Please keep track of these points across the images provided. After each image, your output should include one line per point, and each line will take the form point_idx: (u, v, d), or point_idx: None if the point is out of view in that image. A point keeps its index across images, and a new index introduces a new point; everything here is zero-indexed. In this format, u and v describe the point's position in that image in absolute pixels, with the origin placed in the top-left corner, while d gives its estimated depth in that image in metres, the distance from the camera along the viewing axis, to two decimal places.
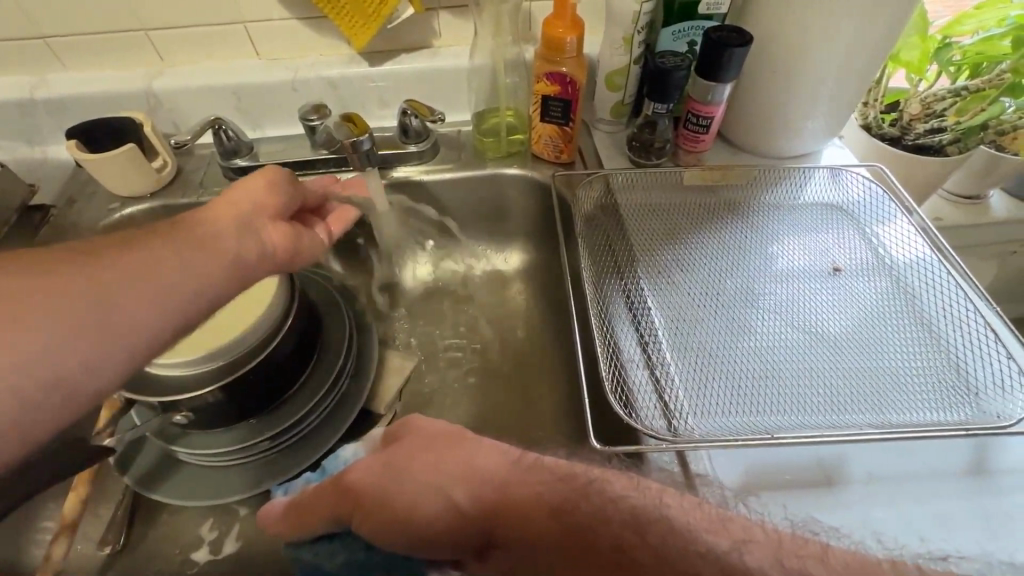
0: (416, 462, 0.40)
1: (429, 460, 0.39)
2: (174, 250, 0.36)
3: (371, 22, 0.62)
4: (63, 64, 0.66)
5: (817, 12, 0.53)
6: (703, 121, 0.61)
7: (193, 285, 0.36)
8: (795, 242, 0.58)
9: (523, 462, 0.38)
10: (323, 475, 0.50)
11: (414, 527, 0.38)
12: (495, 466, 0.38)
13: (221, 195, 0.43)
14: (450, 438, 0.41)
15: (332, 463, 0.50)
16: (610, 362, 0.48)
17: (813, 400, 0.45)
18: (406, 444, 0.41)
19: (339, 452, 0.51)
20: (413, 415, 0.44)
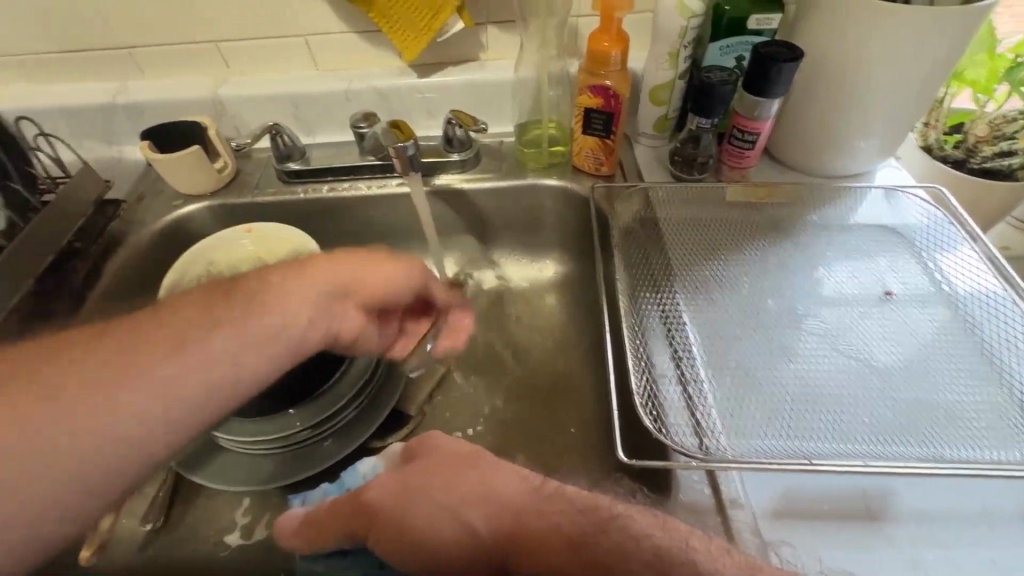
0: (433, 482, 0.40)
1: (448, 480, 0.40)
2: (244, 333, 0.37)
3: (422, 36, 0.64)
4: (142, 71, 0.72)
5: (875, 27, 0.51)
6: (748, 138, 0.60)
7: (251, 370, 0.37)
8: (841, 264, 0.56)
9: (543, 490, 0.38)
10: (341, 488, 0.50)
11: (429, 552, 0.38)
12: (517, 491, 0.38)
13: (313, 266, 0.42)
14: (466, 459, 0.41)
15: (351, 476, 0.51)
16: (642, 377, 0.47)
17: (857, 429, 0.43)
18: (423, 464, 0.42)
19: (358, 466, 0.51)
20: (431, 433, 0.45)
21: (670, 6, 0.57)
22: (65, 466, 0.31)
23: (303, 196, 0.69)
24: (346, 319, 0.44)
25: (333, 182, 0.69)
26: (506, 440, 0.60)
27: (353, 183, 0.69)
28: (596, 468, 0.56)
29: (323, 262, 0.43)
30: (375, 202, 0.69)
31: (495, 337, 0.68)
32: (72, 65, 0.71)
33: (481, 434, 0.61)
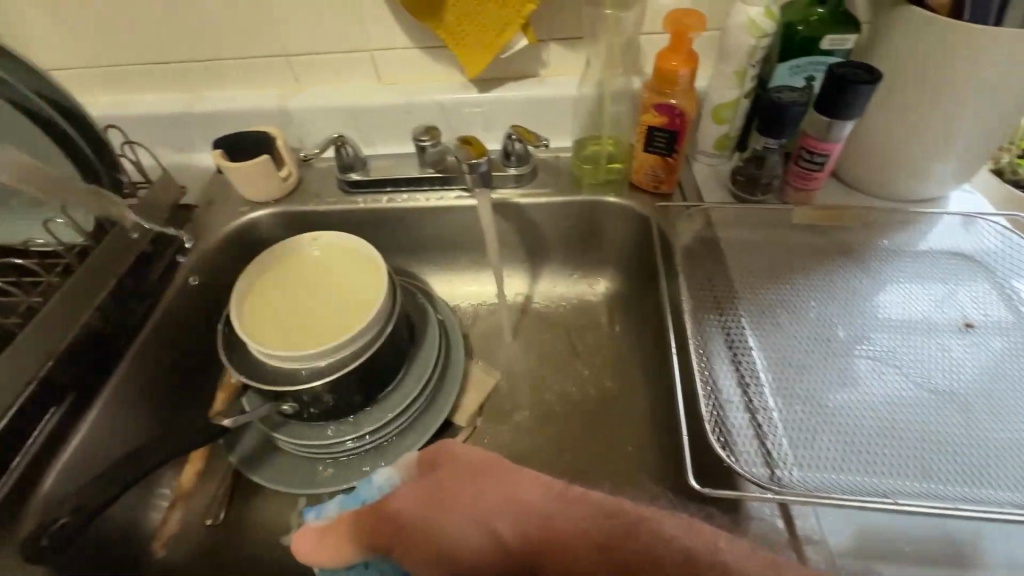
0: (457, 491, 0.40)
1: (471, 488, 0.40)
2: None
3: (486, 52, 0.65)
4: (216, 83, 0.75)
5: (961, 46, 0.49)
6: (817, 159, 0.58)
7: None
8: (916, 292, 0.54)
9: (564, 494, 0.38)
10: (358, 500, 0.50)
11: (465, 568, 0.38)
12: (540, 496, 0.38)
13: None
14: (488, 467, 0.41)
15: (366, 488, 0.51)
16: (708, 402, 0.46)
17: (940, 468, 0.41)
18: (445, 473, 0.42)
19: (372, 478, 0.51)
20: (447, 441, 0.46)
21: (739, 26, 0.56)
22: None
23: (362, 206, 0.70)
24: None
25: (391, 193, 0.71)
26: (556, 457, 0.60)
27: (411, 194, 0.70)
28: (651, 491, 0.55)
29: None
30: (431, 214, 0.70)
31: (545, 352, 0.68)
32: (152, 75, 0.74)
33: (532, 450, 0.61)
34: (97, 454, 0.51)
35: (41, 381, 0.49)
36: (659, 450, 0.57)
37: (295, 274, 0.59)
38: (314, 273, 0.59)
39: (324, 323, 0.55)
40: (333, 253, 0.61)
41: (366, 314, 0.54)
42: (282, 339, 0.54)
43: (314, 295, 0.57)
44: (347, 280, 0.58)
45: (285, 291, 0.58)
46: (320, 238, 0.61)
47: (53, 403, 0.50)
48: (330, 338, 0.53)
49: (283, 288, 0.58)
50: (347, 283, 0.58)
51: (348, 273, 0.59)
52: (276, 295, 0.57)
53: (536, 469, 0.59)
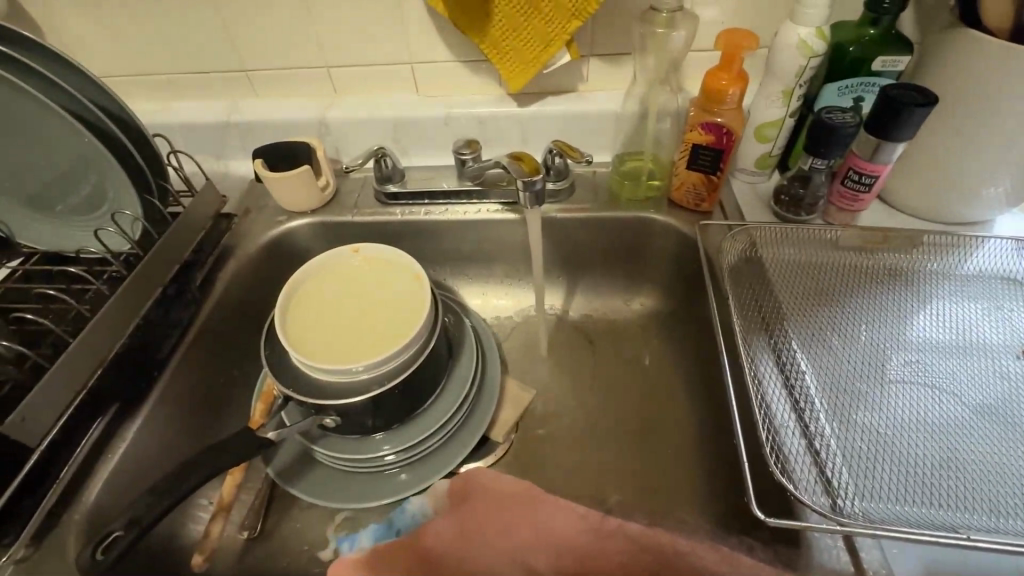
0: (490, 525, 0.44)
1: (504, 522, 0.44)
2: None
3: (529, 67, 0.65)
4: (257, 92, 0.76)
5: (1017, 71, 0.49)
6: (865, 180, 0.58)
7: None
8: (971, 316, 0.53)
9: (599, 529, 0.41)
10: (392, 531, 0.51)
11: None
12: (575, 531, 0.42)
13: None
14: (519, 500, 0.45)
15: (399, 518, 0.52)
16: (763, 425, 0.45)
17: (1009, 501, 0.39)
18: (476, 506, 0.46)
19: (404, 505, 0.52)
20: (475, 472, 0.48)
21: (789, 46, 0.56)
22: None
23: (400, 217, 0.70)
24: None
25: (429, 206, 0.71)
26: (595, 476, 0.59)
27: (449, 207, 0.70)
28: (693, 513, 0.54)
29: None
30: (468, 226, 0.70)
31: (580, 368, 0.68)
32: (195, 83, 0.75)
33: (569, 467, 0.60)
34: (141, 464, 0.51)
35: (90, 391, 0.49)
36: (702, 473, 0.56)
37: (337, 284, 0.59)
38: (356, 284, 0.59)
39: (367, 333, 0.54)
40: (374, 266, 0.61)
41: (411, 326, 0.54)
42: (324, 349, 0.53)
43: (357, 305, 0.57)
44: (391, 292, 0.58)
45: (329, 301, 0.58)
46: (363, 250, 0.62)
47: (100, 412, 0.50)
48: (373, 350, 0.53)
49: (326, 298, 0.58)
50: (390, 295, 0.58)
51: (390, 285, 0.58)
52: (319, 304, 0.57)
53: (574, 487, 0.59)
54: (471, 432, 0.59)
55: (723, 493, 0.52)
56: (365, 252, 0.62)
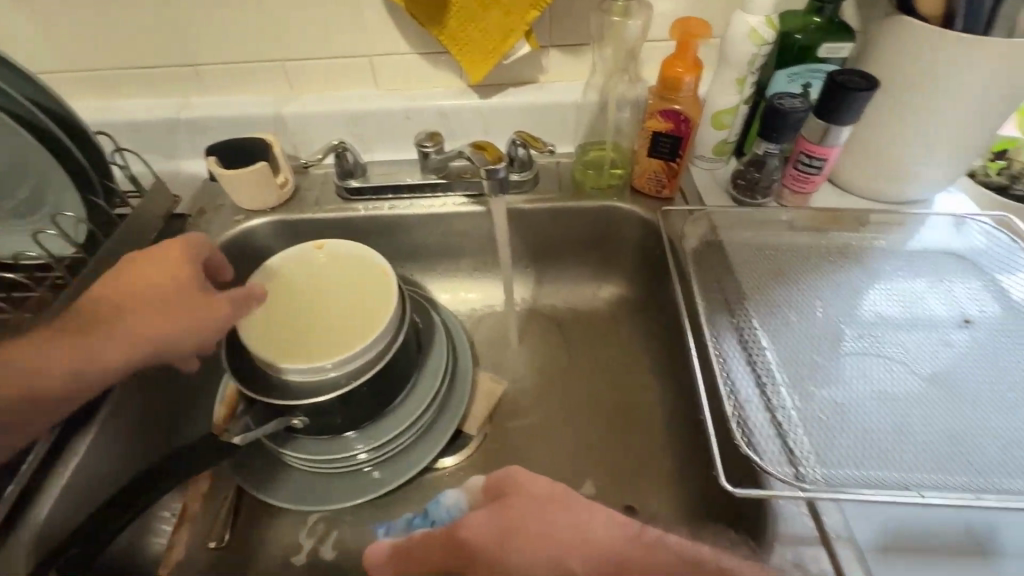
0: (529, 522, 0.39)
1: (541, 521, 0.39)
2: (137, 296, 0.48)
3: (489, 58, 0.65)
4: (207, 88, 0.73)
5: (949, 57, 0.52)
6: (815, 163, 0.60)
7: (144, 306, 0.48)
8: (916, 290, 0.56)
9: (640, 536, 0.36)
10: (428, 522, 0.48)
11: None
12: (615, 538, 0.36)
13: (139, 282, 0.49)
14: (555, 498, 0.40)
15: (436, 509, 0.48)
16: (729, 402, 0.46)
17: (955, 460, 0.42)
18: (514, 502, 0.41)
19: (441, 499, 0.48)
20: (512, 469, 0.44)
21: (741, 34, 0.57)
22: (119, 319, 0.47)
23: (363, 213, 0.69)
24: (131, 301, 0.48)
25: (392, 201, 0.69)
26: (569, 462, 0.60)
27: (414, 201, 0.69)
28: (666, 493, 0.56)
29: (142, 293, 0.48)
30: (434, 220, 0.69)
31: (552, 357, 0.69)
32: (140, 79, 0.72)
33: (544, 455, 0.60)
34: (96, 477, 0.48)
35: None
36: (673, 453, 0.57)
37: (301, 282, 0.58)
38: (321, 281, 0.58)
39: (332, 330, 0.53)
40: (339, 262, 0.59)
41: (378, 323, 0.53)
42: (287, 347, 0.52)
43: (322, 302, 0.56)
44: (357, 289, 0.57)
45: (293, 299, 0.56)
46: (328, 247, 0.60)
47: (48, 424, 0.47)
48: (338, 347, 0.52)
49: (290, 296, 0.56)
50: (356, 292, 0.56)
51: (356, 283, 0.57)
52: (282, 303, 0.56)
53: (549, 474, 0.59)
54: (443, 432, 0.59)
55: (692, 471, 0.54)
56: (329, 248, 0.60)
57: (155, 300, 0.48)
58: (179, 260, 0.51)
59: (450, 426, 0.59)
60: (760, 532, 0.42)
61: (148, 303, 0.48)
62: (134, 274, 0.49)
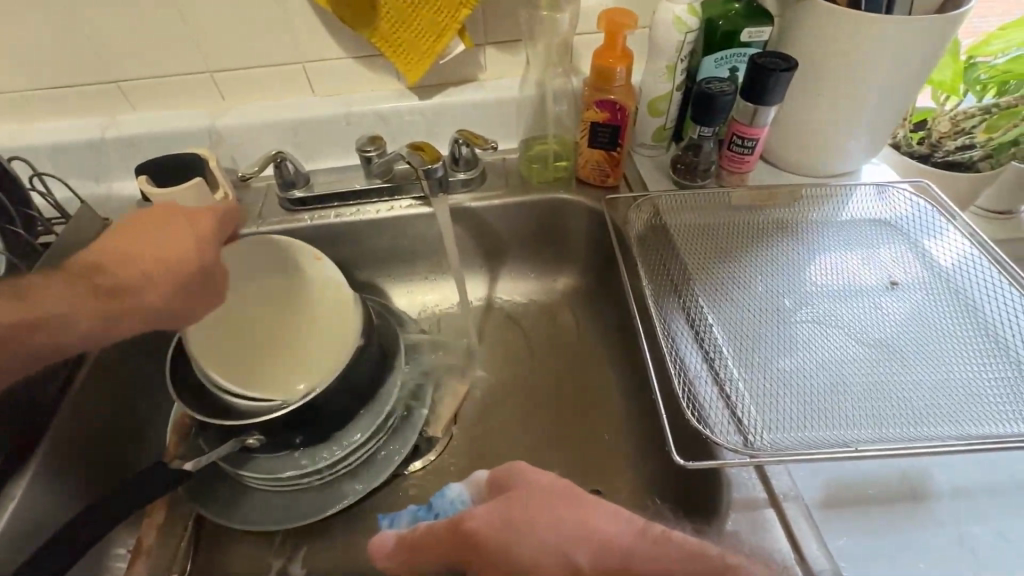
0: (533, 516, 0.35)
1: (546, 512, 0.35)
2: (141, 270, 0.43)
3: (424, 59, 0.64)
4: (133, 105, 0.70)
5: (857, 37, 0.55)
6: (747, 143, 0.63)
7: (140, 280, 0.43)
8: (847, 258, 0.59)
9: (648, 532, 0.33)
10: (431, 515, 0.45)
11: None
12: (618, 530, 0.33)
13: (149, 247, 0.44)
14: (560, 493, 0.36)
15: (440, 502, 0.46)
16: (679, 379, 0.48)
17: (889, 413, 0.44)
18: (517, 495, 0.37)
19: (444, 491, 0.46)
20: (519, 465, 0.41)
21: (667, 23, 0.59)
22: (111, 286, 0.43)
23: (309, 223, 0.67)
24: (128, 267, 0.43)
25: (339, 208, 0.68)
26: (537, 454, 0.60)
27: (361, 207, 0.69)
28: (629, 473, 0.57)
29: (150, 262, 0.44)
30: (383, 225, 0.69)
31: (513, 352, 0.69)
32: (58, 99, 0.68)
33: (510, 450, 0.61)
34: (38, 520, 0.46)
35: None
36: (634, 434, 0.59)
37: (271, 291, 0.58)
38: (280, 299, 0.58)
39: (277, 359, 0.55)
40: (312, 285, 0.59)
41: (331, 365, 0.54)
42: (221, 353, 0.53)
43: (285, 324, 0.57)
44: (322, 324, 0.57)
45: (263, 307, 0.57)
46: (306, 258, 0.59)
47: None
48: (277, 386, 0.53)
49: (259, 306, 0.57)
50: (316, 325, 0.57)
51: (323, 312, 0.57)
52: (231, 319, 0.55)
53: None
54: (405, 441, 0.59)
55: (653, 450, 0.56)
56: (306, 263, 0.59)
57: (154, 279, 0.43)
58: (195, 243, 0.45)
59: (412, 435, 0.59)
60: (714, 501, 0.43)
61: (147, 283, 0.43)
62: (138, 247, 0.44)
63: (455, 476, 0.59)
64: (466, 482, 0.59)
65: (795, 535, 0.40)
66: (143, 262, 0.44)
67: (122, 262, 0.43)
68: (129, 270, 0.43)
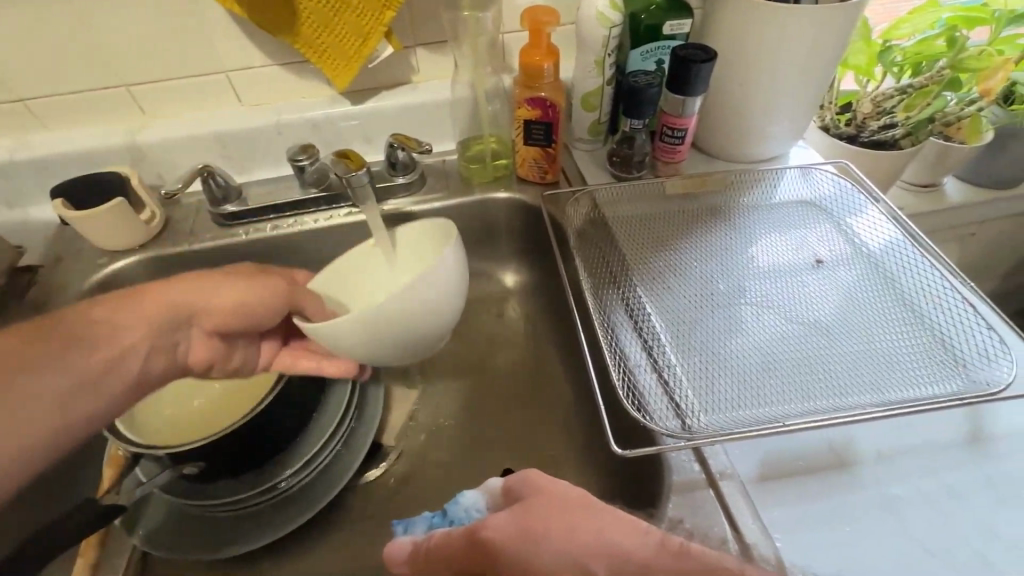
0: (547, 525, 0.33)
1: (559, 522, 0.33)
2: (221, 288, 0.47)
3: (352, 63, 0.63)
4: (43, 123, 0.66)
5: (771, 26, 0.57)
6: (677, 134, 0.64)
7: (243, 295, 0.47)
8: (777, 240, 0.61)
9: (668, 546, 0.31)
10: (446, 522, 0.41)
11: None
12: (640, 546, 0.31)
13: (212, 277, 0.47)
14: (574, 503, 0.34)
15: (453, 508, 0.41)
16: (619, 370, 0.49)
17: (817, 386, 0.46)
18: (532, 504, 0.35)
19: (459, 497, 0.41)
20: (530, 471, 0.38)
21: (590, 19, 0.60)
22: (211, 304, 0.46)
23: (245, 238, 0.65)
24: (218, 297, 0.46)
25: (275, 220, 0.67)
26: (493, 454, 0.60)
27: (297, 218, 0.67)
28: (580, 464, 0.58)
29: (235, 281, 0.47)
30: (322, 235, 0.67)
31: (465, 354, 0.69)
32: None
33: (465, 451, 0.61)
34: None
35: None
36: (585, 426, 0.60)
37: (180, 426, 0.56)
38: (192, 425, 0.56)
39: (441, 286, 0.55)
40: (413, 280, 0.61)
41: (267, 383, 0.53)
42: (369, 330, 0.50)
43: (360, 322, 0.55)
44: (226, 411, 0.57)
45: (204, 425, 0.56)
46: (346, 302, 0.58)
47: None
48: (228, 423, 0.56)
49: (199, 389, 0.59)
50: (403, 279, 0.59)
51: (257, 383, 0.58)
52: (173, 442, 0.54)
53: (473, 469, 0.59)
54: (359, 452, 0.57)
55: (602, 440, 0.57)
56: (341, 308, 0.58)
57: (252, 293, 0.47)
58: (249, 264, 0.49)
59: (363, 446, 0.58)
60: (658, 484, 0.45)
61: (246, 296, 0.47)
62: (199, 285, 0.46)
63: (410, 483, 0.59)
64: (423, 486, 0.59)
65: (732, 511, 0.41)
66: (223, 285, 0.47)
67: (127, 327, 0.42)
68: (213, 291, 0.46)
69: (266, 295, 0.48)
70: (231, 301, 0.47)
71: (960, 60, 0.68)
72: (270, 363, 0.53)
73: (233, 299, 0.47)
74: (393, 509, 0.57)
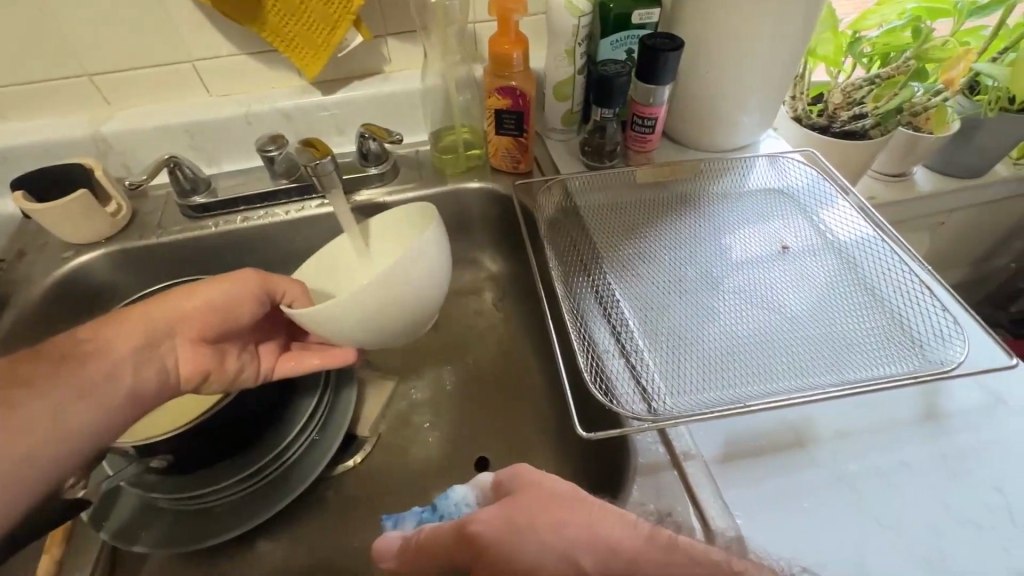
0: (535, 518, 0.33)
1: (547, 515, 0.33)
2: (195, 295, 0.47)
3: (321, 52, 0.63)
4: (3, 115, 0.64)
5: (737, 15, 0.58)
6: (647, 122, 0.65)
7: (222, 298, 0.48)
8: (744, 228, 0.62)
9: (657, 538, 0.32)
10: (435, 517, 0.41)
11: None
12: (628, 536, 0.32)
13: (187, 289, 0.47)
14: (564, 497, 0.34)
15: (443, 503, 0.42)
16: (587, 356, 0.49)
17: (778, 368, 0.47)
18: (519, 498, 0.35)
19: (450, 492, 0.42)
20: (519, 467, 0.38)
21: (559, 7, 0.60)
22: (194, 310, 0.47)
23: (214, 229, 0.65)
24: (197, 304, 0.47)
25: (246, 212, 0.66)
26: (468, 444, 0.60)
27: (268, 210, 0.66)
28: (554, 450, 0.59)
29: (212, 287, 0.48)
30: (294, 227, 0.67)
31: (441, 344, 0.69)
32: None
33: (440, 441, 0.61)
34: None
35: None
36: (558, 413, 0.60)
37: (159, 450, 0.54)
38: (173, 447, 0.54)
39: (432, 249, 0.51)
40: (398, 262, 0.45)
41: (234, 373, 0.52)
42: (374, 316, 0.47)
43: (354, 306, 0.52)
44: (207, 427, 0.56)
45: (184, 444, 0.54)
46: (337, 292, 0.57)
47: None
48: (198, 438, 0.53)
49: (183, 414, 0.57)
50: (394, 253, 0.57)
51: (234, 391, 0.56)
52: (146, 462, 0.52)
53: (448, 458, 0.60)
54: (334, 438, 0.57)
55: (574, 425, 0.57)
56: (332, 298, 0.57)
57: (232, 292, 0.48)
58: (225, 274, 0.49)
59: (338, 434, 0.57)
60: (625, 467, 0.45)
61: (227, 296, 0.48)
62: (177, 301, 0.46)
63: (385, 473, 0.59)
64: (398, 476, 0.59)
65: (695, 490, 0.42)
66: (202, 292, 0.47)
67: (115, 347, 0.42)
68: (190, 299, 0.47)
69: (245, 289, 0.48)
70: (211, 304, 0.47)
71: (925, 51, 0.70)
72: (273, 368, 0.52)
73: (215, 301, 0.48)
74: (367, 498, 0.57)
